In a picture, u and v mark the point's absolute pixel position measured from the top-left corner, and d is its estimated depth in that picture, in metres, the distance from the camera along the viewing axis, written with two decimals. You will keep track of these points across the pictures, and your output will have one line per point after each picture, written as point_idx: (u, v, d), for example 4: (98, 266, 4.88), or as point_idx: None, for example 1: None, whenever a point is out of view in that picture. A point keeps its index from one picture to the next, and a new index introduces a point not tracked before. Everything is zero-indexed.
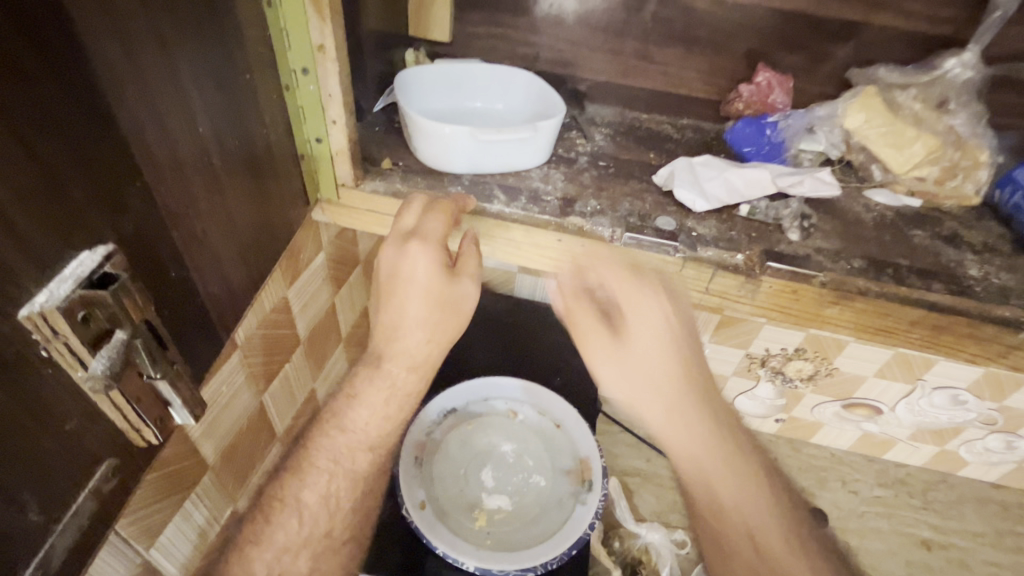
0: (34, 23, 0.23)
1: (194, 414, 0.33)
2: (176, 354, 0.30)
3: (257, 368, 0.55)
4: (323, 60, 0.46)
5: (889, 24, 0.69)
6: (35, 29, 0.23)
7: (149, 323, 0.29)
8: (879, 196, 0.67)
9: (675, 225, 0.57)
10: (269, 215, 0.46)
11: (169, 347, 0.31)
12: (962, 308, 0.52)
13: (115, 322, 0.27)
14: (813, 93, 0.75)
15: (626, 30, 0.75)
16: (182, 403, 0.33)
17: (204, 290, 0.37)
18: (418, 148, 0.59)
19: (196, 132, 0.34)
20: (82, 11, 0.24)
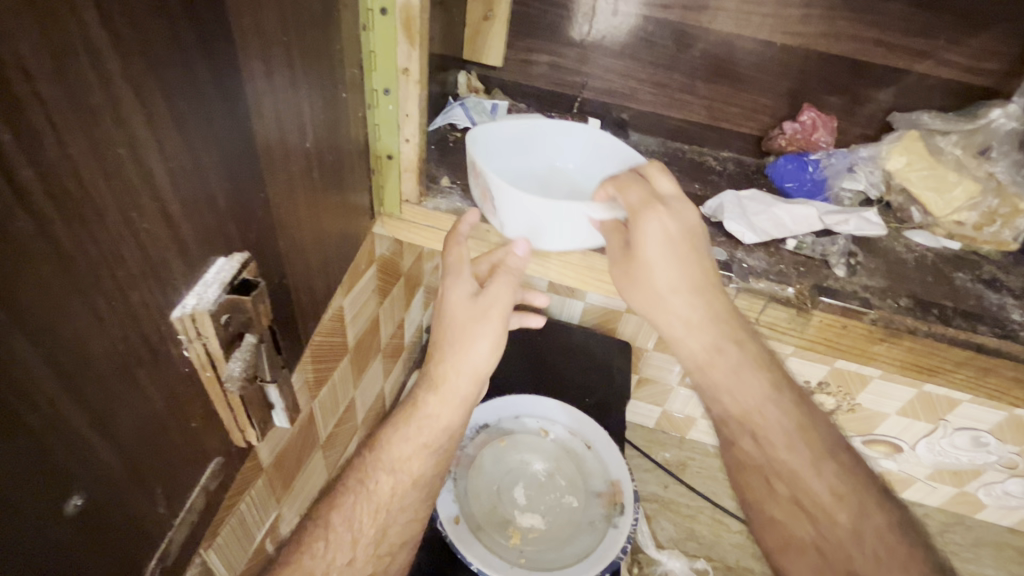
0: (213, 43, 0.24)
1: (290, 417, 0.34)
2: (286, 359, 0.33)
3: (312, 374, 0.56)
4: (406, 82, 0.48)
5: (930, 72, 0.71)
6: (213, 49, 0.24)
7: (270, 329, 0.31)
8: (917, 237, 0.68)
9: (727, 256, 0.58)
10: (343, 226, 0.48)
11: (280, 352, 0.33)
12: (1008, 352, 0.53)
13: (245, 326, 0.29)
14: (853, 133, 0.77)
15: (674, 64, 0.78)
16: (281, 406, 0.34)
17: (295, 296, 0.38)
18: (512, 230, 0.53)
19: (304, 146, 0.36)
20: (244, 33, 0.26)
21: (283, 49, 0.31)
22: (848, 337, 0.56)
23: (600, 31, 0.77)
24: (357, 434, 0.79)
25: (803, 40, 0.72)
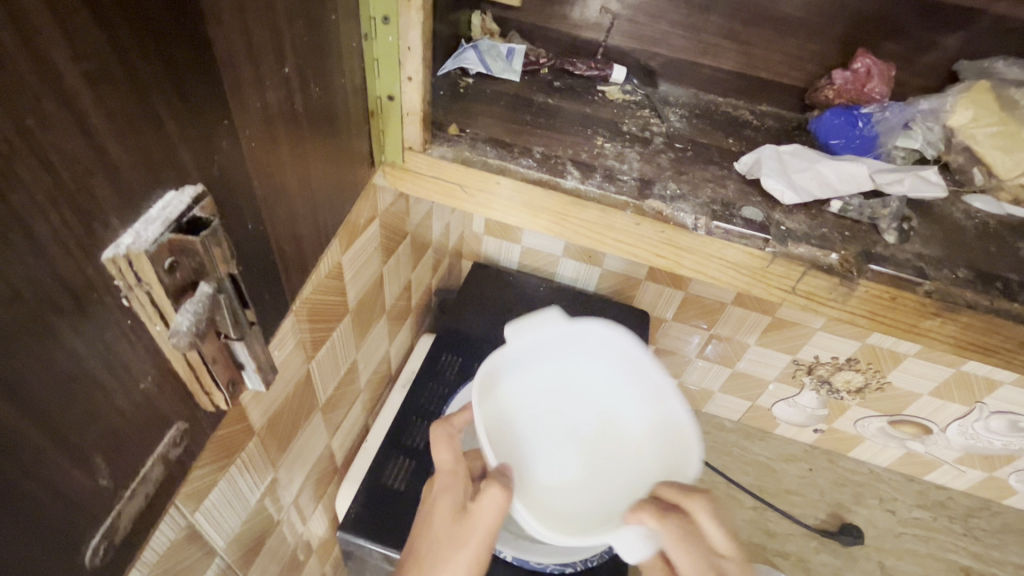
0: None
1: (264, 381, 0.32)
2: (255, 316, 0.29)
3: (306, 334, 0.53)
4: (407, 9, 0.43)
5: (1009, 14, 0.62)
6: None
7: (235, 280, 0.27)
8: (978, 203, 0.61)
9: (763, 217, 0.52)
10: (338, 173, 0.43)
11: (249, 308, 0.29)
12: None
13: (200, 275, 0.25)
14: (912, 85, 0.68)
15: (712, 4, 0.70)
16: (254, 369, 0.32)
17: (276, 248, 0.35)
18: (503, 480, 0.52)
19: (284, 73, 0.31)
20: None
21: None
22: (896, 312, 0.50)
23: None
24: (361, 398, 0.76)
25: None
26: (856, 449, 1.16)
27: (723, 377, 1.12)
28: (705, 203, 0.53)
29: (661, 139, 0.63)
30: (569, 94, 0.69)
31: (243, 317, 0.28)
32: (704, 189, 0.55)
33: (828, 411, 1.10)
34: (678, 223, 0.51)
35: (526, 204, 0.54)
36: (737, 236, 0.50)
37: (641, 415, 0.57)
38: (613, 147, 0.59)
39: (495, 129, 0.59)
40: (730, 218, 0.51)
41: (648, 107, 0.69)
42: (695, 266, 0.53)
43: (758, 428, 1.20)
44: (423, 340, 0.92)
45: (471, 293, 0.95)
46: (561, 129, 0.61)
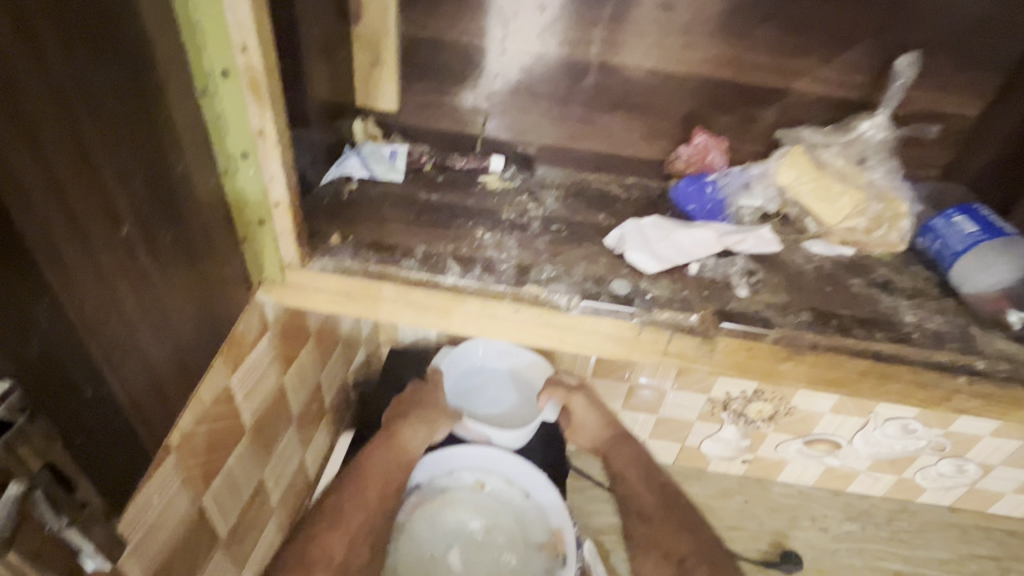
0: None
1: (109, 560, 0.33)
2: (84, 495, 0.30)
3: (195, 468, 0.50)
4: (264, 143, 0.45)
5: (808, 90, 0.74)
6: None
7: (54, 465, 0.28)
8: (815, 246, 0.70)
9: (629, 289, 0.57)
10: (208, 307, 0.44)
11: (77, 487, 0.30)
12: (904, 356, 0.55)
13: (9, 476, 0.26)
14: (747, 151, 0.79)
15: (570, 97, 0.78)
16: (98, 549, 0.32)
17: (127, 400, 0.35)
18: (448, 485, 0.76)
19: (121, 233, 0.33)
20: None
21: (66, 134, 0.29)
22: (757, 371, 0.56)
23: (492, 70, 0.77)
24: (274, 516, 0.72)
25: (688, 67, 0.74)
26: (782, 473, 1.21)
27: (650, 424, 1.15)
28: (578, 281, 0.57)
29: (538, 222, 0.68)
30: (452, 187, 0.74)
31: (67, 502, 0.29)
32: (577, 267, 0.60)
33: (750, 441, 1.15)
34: (554, 304, 0.55)
35: (412, 302, 0.56)
36: (605, 311, 0.55)
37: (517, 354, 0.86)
38: (492, 237, 0.63)
39: (378, 231, 0.62)
40: (598, 295, 0.55)
41: (526, 192, 0.75)
42: (577, 341, 0.57)
43: (693, 468, 1.23)
44: (342, 439, 0.89)
45: (388, 381, 0.93)
46: (443, 223, 0.65)
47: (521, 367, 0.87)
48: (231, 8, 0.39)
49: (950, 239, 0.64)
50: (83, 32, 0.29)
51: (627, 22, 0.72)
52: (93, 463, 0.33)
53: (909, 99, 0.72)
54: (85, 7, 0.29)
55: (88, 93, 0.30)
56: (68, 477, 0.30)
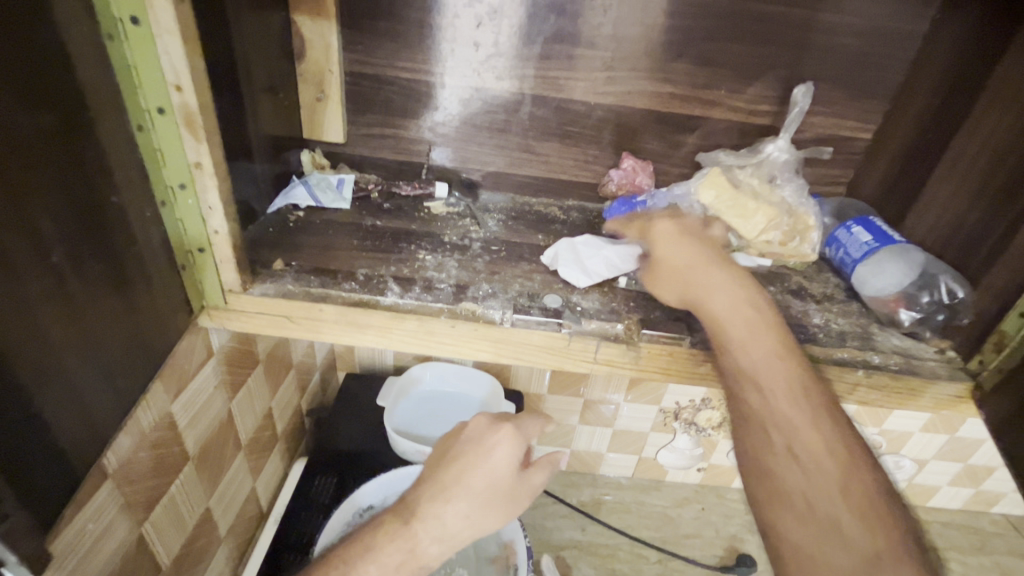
0: None
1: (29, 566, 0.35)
2: None
3: (134, 495, 0.51)
4: (201, 175, 0.47)
5: (723, 118, 0.81)
6: None
7: None
8: (736, 259, 0.76)
9: (561, 302, 0.61)
10: (142, 332, 0.46)
11: None
12: (809, 354, 0.60)
13: None
14: (674, 174, 0.86)
15: (508, 127, 0.83)
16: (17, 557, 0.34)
17: (55, 420, 0.37)
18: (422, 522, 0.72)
19: (50, 262, 0.35)
20: None
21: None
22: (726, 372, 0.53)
23: (433, 102, 0.82)
24: (223, 546, 0.71)
25: (613, 98, 0.80)
26: (735, 479, 1.25)
27: (606, 437, 1.18)
28: (513, 297, 0.61)
29: (479, 243, 0.72)
30: (397, 214, 0.77)
31: None
32: (513, 284, 0.63)
33: (702, 449, 1.19)
34: (489, 319, 0.58)
35: (353, 322, 0.59)
36: (536, 323, 0.58)
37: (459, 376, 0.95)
38: (433, 258, 0.66)
39: (322, 256, 0.64)
40: (529, 309, 0.59)
41: (469, 216, 0.79)
42: (513, 354, 0.60)
43: (651, 479, 1.26)
44: (296, 466, 0.89)
45: (343, 405, 0.94)
46: (386, 248, 0.68)
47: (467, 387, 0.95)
48: (164, 51, 0.41)
49: (850, 248, 0.71)
50: (11, 76, 0.32)
51: (555, 58, 0.78)
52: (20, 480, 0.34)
53: (810, 124, 0.80)
54: (13, 54, 0.32)
55: (14, 132, 0.32)
56: None
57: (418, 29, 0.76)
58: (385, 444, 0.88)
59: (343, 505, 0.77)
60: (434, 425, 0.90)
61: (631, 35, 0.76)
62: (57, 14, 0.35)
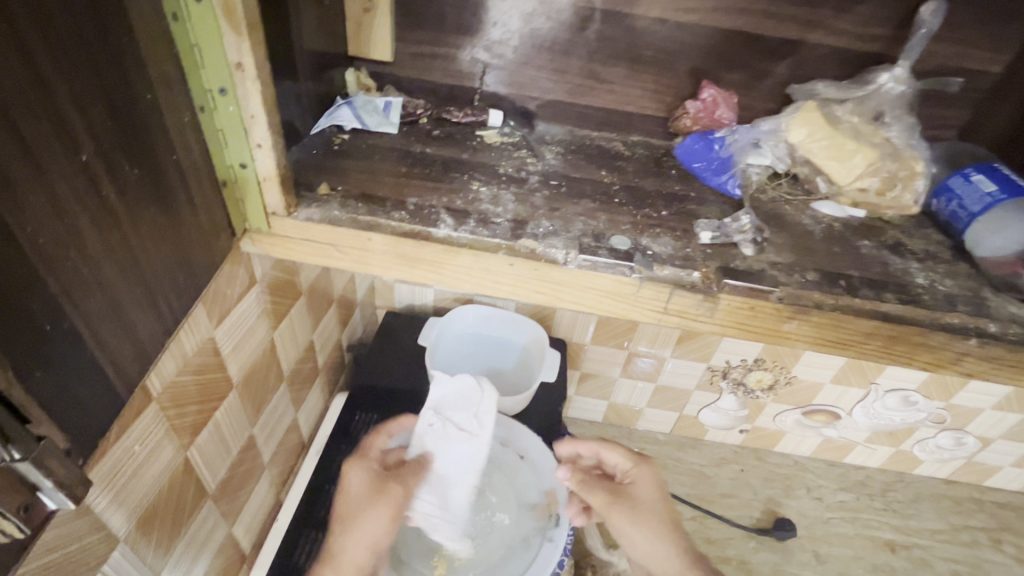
0: None
1: (72, 497, 0.34)
2: (40, 432, 0.31)
3: (180, 419, 0.49)
4: (242, 78, 0.42)
5: (824, 42, 0.70)
6: None
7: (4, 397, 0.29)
8: (824, 208, 0.67)
9: (630, 244, 0.55)
10: (183, 248, 0.43)
11: (32, 423, 0.31)
12: (912, 318, 0.53)
13: None
14: (756, 108, 0.75)
15: (572, 48, 0.74)
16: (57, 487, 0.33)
17: (89, 331, 0.35)
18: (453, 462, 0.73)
19: (80, 160, 0.32)
20: None
21: (14, 51, 0.27)
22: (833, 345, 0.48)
23: (489, 17, 0.73)
24: (267, 473, 0.72)
25: (697, 16, 0.70)
26: (779, 443, 1.20)
27: (648, 392, 1.14)
28: (576, 236, 0.55)
29: (536, 177, 0.65)
30: (447, 142, 0.71)
31: (19, 433, 0.30)
32: (575, 223, 0.57)
33: (748, 411, 1.14)
34: (551, 258, 0.53)
35: (402, 255, 0.54)
36: (603, 266, 0.53)
37: (508, 321, 0.90)
38: (488, 191, 0.60)
39: (369, 182, 0.59)
40: (596, 249, 0.53)
41: (525, 147, 0.72)
42: (572, 298, 0.55)
43: (688, 438, 1.22)
44: (336, 400, 0.88)
45: (383, 343, 0.92)
46: (437, 177, 0.62)
47: (512, 331, 0.91)
48: None
49: (966, 199, 0.62)
50: None
51: None
52: (48, 393, 0.33)
53: (929, 53, 0.68)
54: None
55: (35, 0, 0.28)
56: (22, 412, 0.30)
57: None
58: (426, 385, 0.86)
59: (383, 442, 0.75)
60: (474, 370, 0.88)
61: None
62: None
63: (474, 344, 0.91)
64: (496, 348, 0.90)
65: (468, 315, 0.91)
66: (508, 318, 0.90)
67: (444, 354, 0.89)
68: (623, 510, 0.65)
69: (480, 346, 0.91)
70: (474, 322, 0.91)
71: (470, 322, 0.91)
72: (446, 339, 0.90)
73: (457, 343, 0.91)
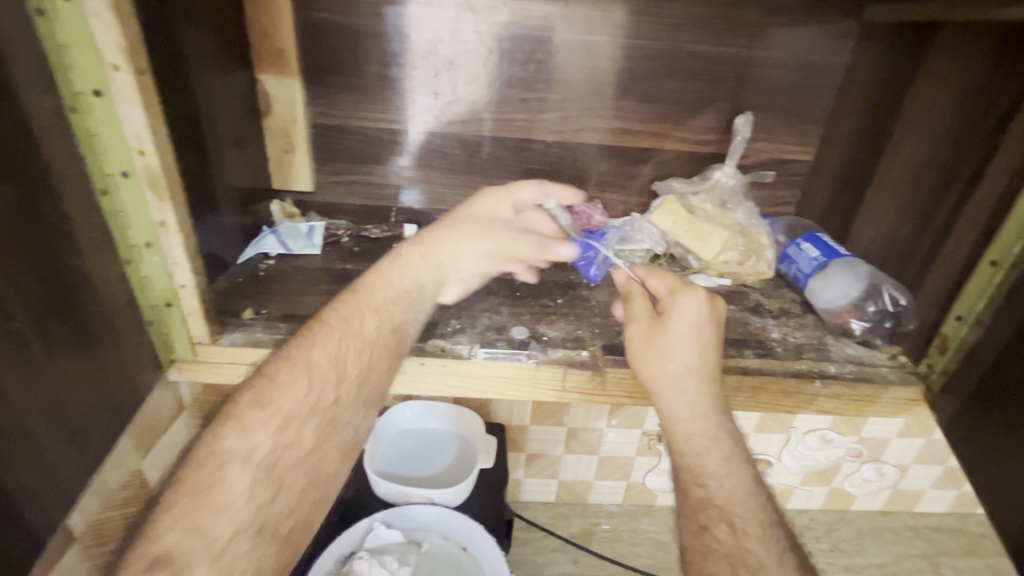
0: None
1: None
2: None
3: (103, 558, 0.51)
4: (165, 234, 0.49)
5: (675, 147, 0.85)
6: None
7: None
8: (699, 281, 0.79)
9: (528, 333, 0.65)
10: (109, 386, 0.48)
11: None
12: (768, 369, 0.63)
13: None
14: (632, 203, 0.89)
15: (471, 167, 0.87)
16: None
17: (12, 482, 0.38)
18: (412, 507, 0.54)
19: (13, 327, 0.37)
20: None
21: None
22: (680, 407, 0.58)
23: (399, 148, 0.85)
24: None
25: (569, 135, 0.84)
26: None
27: (592, 466, 1.13)
28: (481, 331, 0.65)
29: None
30: (366, 257, 0.79)
31: None
32: (480, 318, 0.66)
33: None
34: (458, 353, 0.62)
35: None
36: (502, 356, 0.62)
37: (442, 419, 0.91)
38: None
39: (291, 303, 0.66)
40: (495, 342, 0.63)
41: None
42: (483, 388, 0.62)
43: (640, 505, 1.21)
44: None
45: None
46: None
47: (447, 423, 0.92)
48: (127, 118, 0.44)
49: (801, 264, 0.74)
50: None
51: (512, 103, 0.82)
52: None
53: (753, 150, 0.85)
54: None
55: None
56: None
57: (379, 81, 0.80)
58: (368, 487, 0.87)
59: (321, 558, 0.76)
60: (412, 466, 0.87)
61: (579, 78, 0.80)
62: (22, 95, 0.38)
63: (408, 443, 0.89)
64: (429, 443, 0.89)
65: (406, 417, 0.90)
66: (443, 413, 0.91)
67: (380, 457, 0.87)
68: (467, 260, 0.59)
69: (414, 443, 0.89)
70: (409, 419, 0.91)
71: (406, 420, 0.91)
72: (381, 441, 0.89)
73: (394, 444, 0.89)
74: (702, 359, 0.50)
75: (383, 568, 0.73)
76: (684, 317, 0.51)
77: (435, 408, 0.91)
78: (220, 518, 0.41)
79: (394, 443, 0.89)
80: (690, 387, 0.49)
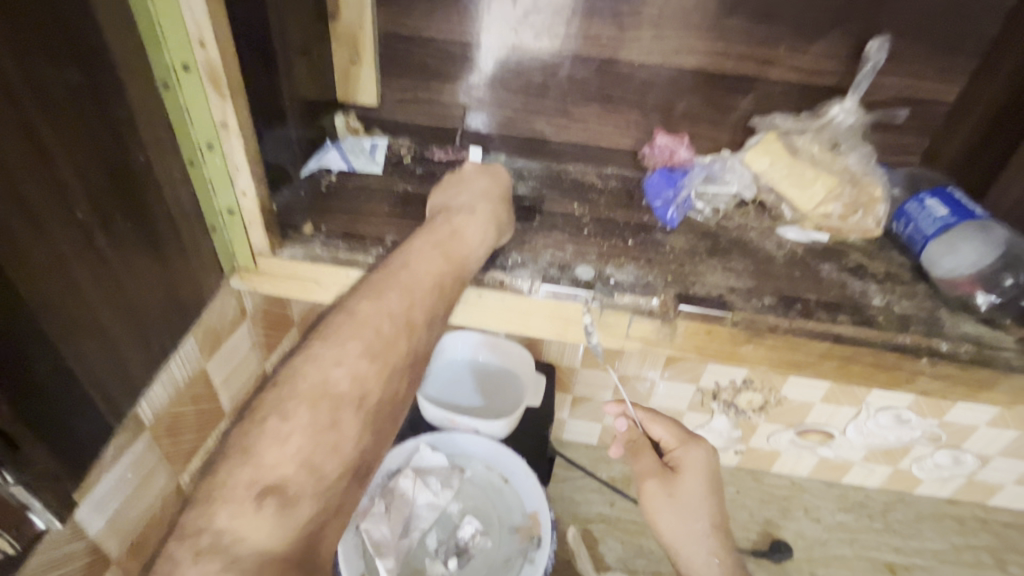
0: None
1: (57, 516, 0.41)
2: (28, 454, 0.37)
3: (172, 447, 0.54)
4: (226, 135, 0.47)
5: (784, 77, 0.73)
6: None
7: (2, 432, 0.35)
8: (789, 233, 0.69)
9: (593, 274, 0.60)
10: (174, 285, 0.48)
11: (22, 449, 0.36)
12: (865, 339, 0.57)
13: None
14: (723, 140, 0.79)
15: (546, 90, 0.79)
16: (44, 507, 0.40)
17: (80, 367, 0.40)
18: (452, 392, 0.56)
19: (75, 216, 0.38)
20: None
21: (28, 143, 0.34)
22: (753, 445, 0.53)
23: (470, 64, 0.78)
24: None
25: (660, 58, 0.74)
26: (776, 463, 1.09)
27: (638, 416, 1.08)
28: (543, 267, 0.60)
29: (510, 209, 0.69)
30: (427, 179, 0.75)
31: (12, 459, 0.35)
32: (543, 254, 0.62)
33: (741, 432, 1.04)
34: (517, 288, 0.59)
35: None
36: (565, 296, 0.59)
37: (492, 351, 0.88)
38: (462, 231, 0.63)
39: (349, 220, 0.63)
40: (559, 280, 0.59)
41: None
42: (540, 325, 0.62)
43: None
44: None
45: None
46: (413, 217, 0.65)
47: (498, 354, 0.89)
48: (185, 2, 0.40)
49: (921, 223, 0.63)
50: (44, 43, 0.34)
51: (598, 15, 0.72)
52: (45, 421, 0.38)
53: (880, 86, 0.72)
54: (41, 15, 0.34)
55: (41, 97, 0.34)
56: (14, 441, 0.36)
57: None
58: (415, 411, 0.88)
59: None
60: (462, 394, 0.86)
61: None
62: None
63: (458, 370, 0.88)
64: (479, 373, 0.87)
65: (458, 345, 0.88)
66: (493, 345, 0.88)
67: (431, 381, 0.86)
68: (656, 477, 0.64)
69: (464, 371, 0.88)
70: (460, 347, 0.88)
71: (457, 347, 0.88)
72: (434, 367, 0.87)
73: (444, 369, 0.88)
74: (713, 516, 0.62)
75: (427, 487, 0.76)
76: (693, 471, 0.63)
77: (487, 339, 0.88)
78: (266, 472, 0.39)
79: (444, 368, 0.88)
80: (711, 546, 0.61)
